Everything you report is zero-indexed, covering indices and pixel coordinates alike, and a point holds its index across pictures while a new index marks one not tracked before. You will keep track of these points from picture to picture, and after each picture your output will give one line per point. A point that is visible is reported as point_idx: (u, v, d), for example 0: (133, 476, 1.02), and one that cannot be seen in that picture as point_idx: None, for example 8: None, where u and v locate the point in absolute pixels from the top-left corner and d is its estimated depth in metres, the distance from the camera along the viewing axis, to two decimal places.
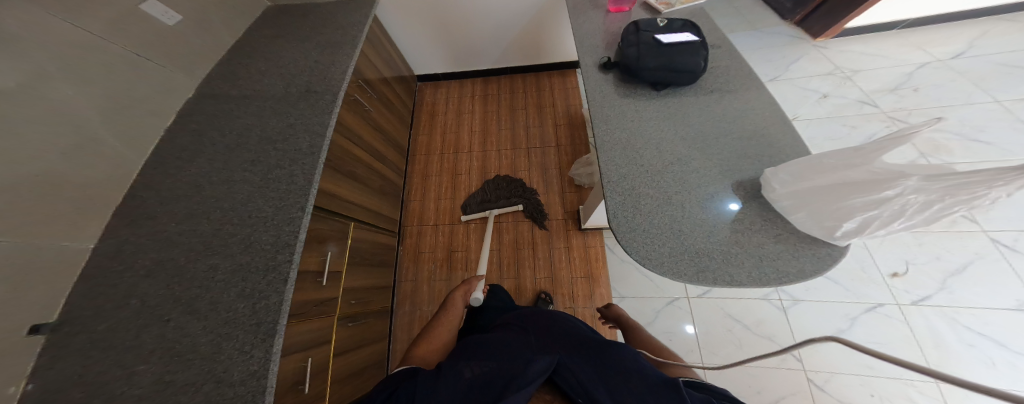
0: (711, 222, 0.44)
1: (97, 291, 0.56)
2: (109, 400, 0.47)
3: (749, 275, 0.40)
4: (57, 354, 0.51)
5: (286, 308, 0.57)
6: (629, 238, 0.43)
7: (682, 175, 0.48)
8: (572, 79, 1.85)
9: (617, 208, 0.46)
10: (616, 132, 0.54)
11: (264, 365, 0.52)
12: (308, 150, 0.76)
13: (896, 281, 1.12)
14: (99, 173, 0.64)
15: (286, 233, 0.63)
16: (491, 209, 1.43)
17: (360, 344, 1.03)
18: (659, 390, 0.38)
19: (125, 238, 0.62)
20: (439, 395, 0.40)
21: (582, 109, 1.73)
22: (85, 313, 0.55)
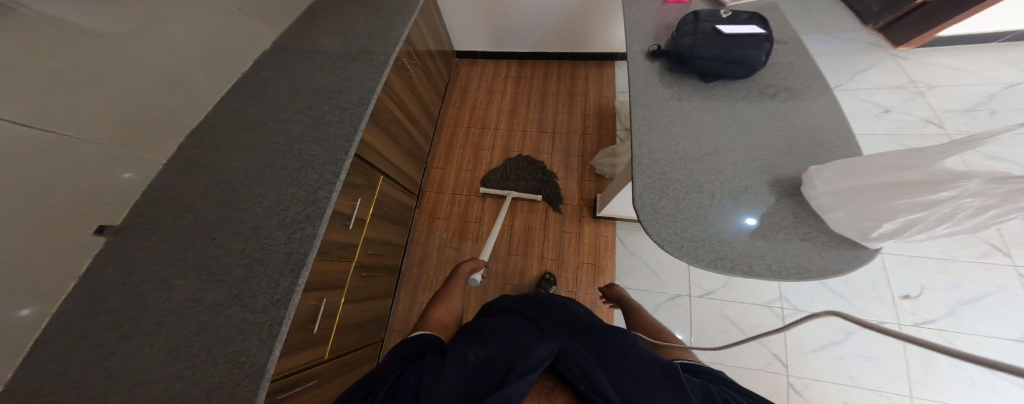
0: (738, 213, 0.44)
1: (158, 205, 0.64)
2: (149, 307, 0.55)
3: (769, 268, 0.40)
4: (111, 256, 0.59)
5: (318, 241, 0.61)
6: (652, 219, 0.45)
7: (715, 165, 0.48)
8: (610, 71, 1.81)
9: (644, 190, 0.47)
10: (656, 117, 0.54)
11: (288, 296, 0.57)
12: (357, 102, 0.79)
13: (906, 303, 1.10)
14: (183, 104, 0.72)
15: (329, 172, 0.68)
16: (510, 190, 1.44)
17: (368, 296, 1.09)
18: (655, 376, 0.42)
19: (192, 160, 0.70)
20: (445, 376, 0.42)
21: (615, 100, 1.69)
22: (143, 223, 0.62)
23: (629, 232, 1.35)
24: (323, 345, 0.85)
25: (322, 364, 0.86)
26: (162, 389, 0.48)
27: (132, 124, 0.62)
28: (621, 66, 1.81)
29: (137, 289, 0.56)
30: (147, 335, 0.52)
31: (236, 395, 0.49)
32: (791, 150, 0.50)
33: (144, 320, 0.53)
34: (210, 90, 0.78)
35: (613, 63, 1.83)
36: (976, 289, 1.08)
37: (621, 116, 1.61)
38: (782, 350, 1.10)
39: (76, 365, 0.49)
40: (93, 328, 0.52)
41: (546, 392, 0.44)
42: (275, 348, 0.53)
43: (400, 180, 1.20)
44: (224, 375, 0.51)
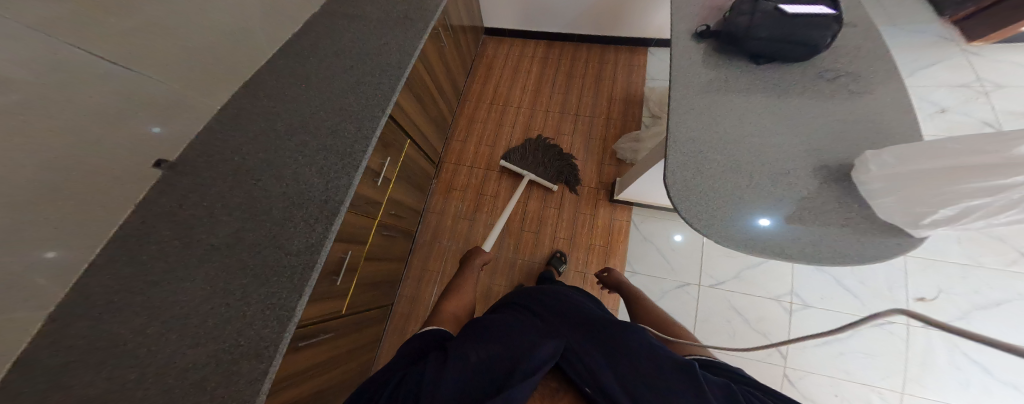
0: (778, 195, 0.44)
1: (210, 145, 0.69)
2: (197, 237, 0.61)
3: (801, 249, 0.41)
4: (163, 189, 0.64)
5: (353, 189, 0.68)
6: (683, 197, 0.45)
7: (758, 178, 0.45)
8: (641, 57, 1.74)
9: (678, 168, 0.47)
10: (695, 97, 0.53)
11: (322, 239, 0.64)
12: (396, 65, 0.84)
13: (919, 305, 1.16)
14: (241, 59, 0.77)
15: (366, 127, 0.74)
16: (527, 171, 1.41)
17: (385, 257, 1.15)
18: (668, 367, 0.43)
19: (242, 106, 0.75)
20: (446, 377, 0.43)
21: (643, 87, 1.64)
22: (193, 161, 0.67)
23: (644, 217, 1.39)
24: (342, 298, 0.91)
25: (339, 317, 0.92)
26: (195, 325, 0.54)
27: (200, 67, 0.69)
28: (654, 52, 1.74)
29: (187, 221, 0.62)
30: (192, 266, 0.59)
31: (262, 338, 0.56)
32: (841, 133, 0.49)
33: (191, 252, 0.60)
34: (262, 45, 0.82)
35: (645, 50, 1.76)
36: (995, 294, 1.15)
37: (649, 103, 1.57)
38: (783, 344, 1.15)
39: (133, 285, 0.56)
40: (143, 255, 0.58)
41: (550, 394, 0.46)
42: (304, 295, 0.60)
43: (424, 145, 1.24)
44: (249, 318, 0.57)
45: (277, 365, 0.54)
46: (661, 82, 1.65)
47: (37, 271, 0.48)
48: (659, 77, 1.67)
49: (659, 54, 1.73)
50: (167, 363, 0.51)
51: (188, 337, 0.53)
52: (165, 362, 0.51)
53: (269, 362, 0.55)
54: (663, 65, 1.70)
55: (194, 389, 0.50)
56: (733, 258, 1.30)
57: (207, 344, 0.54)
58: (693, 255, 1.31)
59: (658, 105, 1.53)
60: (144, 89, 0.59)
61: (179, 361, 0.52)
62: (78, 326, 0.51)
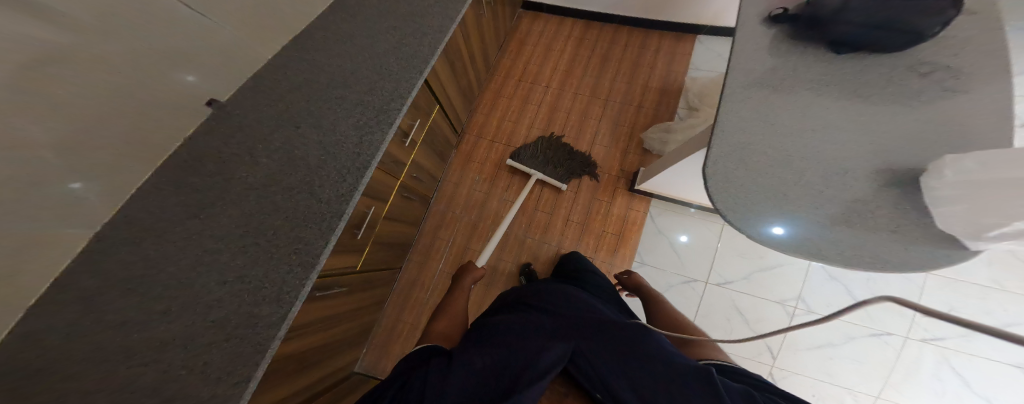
0: (828, 193, 0.39)
1: (260, 91, 0.77)
2: (239, 173, 0.67)
3: (838, 253, 0.38)
4: (214, 125, 0.72)
5: (385, 143, 0.75)
6: (720, 188, 0.42)
7: (808, 178, 0.40)
8: (687, 44, 1.62)
9: (721, 156, 0.43)
10: (755, 85, 0.46)
11: (351, 191, 0.69)
12: (436, 29, 0.94)
13: (923, 320, 1.20)
14: (297, 14, 0.84)
15: (403, 88, 0.82)
16: (535, 171, 1.38)
17: (401, 220, 1.19)
18: (682, 376, 0.44)
19: (291, 59, 0.81)
20: (453, 383, 0.45)
21: (684, 78, 1.55)
22: (244, 103, 0.75)
23: (662, 210, 1.37)
24: (358, 254, 0.96)
25: (354, 272, 0.97)
26: (227, 263, 0.60)
27: (257, 25, 0.75)
28: (702, 40, 1.62)
29: (231, 159, 0.68)
30: (229, 204, 0.64)
31: (285, 283, 0.61)
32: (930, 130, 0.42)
33: (230, 188, 0.66)
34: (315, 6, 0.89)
35: (693, 37, 1.64)
36: (1007, 317, 1.16)
37: (687, 95, 1.49)
38: (776, 345, 1.22)
39: (180, 214, 0.62)
40: (192, 185, 0.65)
41: (558, 398, 0.48)
42: (329, 243, 0.65)
43: (450, 112, 1.28)
44: (276, 263, 0.62)
45: (295, 313, 0.59)
46: (703, 74, 1.55)
47: (90, 188, 0.54)
48: (703, 67, 1.57)
49: (706, 43, 1.61)
50: (197, 297, 0.56)
51: (214, 275, 0.59)
52: (196, 296, 0.56)
53: (290, 308, 0.59)
54: (709, 55, 1.59)
55: (216, 327, 0.55)
56: (747, 260, 1.28)
57: (232, 284, 0.59)
58: (705, 253, 1.30)
59: (698, 97, 1.44)
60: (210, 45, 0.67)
61: (205, 297, 0.57)
62: (131, 244, 0.58)
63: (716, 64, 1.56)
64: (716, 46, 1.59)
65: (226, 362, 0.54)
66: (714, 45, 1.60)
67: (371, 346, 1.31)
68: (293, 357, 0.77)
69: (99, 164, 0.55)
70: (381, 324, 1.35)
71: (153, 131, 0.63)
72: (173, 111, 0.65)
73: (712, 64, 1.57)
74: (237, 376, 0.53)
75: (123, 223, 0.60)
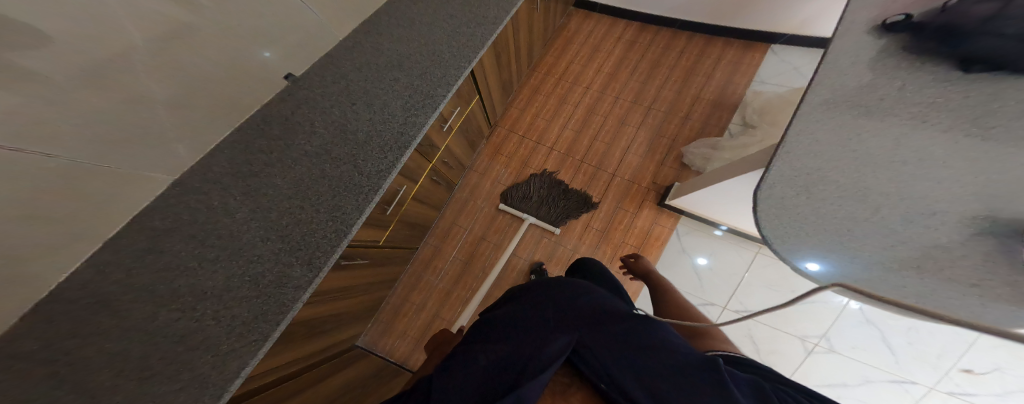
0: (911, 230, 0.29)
1: (327, 66, 0.81)
2: (293, 140, 0.71)
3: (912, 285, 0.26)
4: (284, 96, 0.75)
5: (426, 125, 0.78)
6: (774, 218, 0.34)
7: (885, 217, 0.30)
8: (757, 54, 1.55)
9: (783, 183, 0.35)
10: (842, 105, 0.37)
11: (388, 168, 0.73)
12: (492, 19, 0.96)
13: (960, 375, 1.10)
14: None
15: (451, 74, 0.84)
16: (527, 215, 1.40)
17: (426, 203, 1.22)
18: (690, 369, 0.41)
19: (357, 39, 0.86)
20: (456, 381, 0.44)
21: (744, 90, 1.48)
22: (314, 78, 0.78)
23: (690, 229, 1.32)
24: (383, 229, 0.99)
25: (377, 246, 1.01)
26: (272, 221, 0.64)
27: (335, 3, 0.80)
28: (777, 51, 1.54)
29: (293, 126, 0.72)
30: (283, 166, 0.68)
31: (318, 247, 0.65)
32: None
33: (288, 153, 0.70)
34: None
35: (767, 46, 1.56)
36: None
37: (745, 110, 1.41)
38: None
39: (240, 171, 0.66)
40: (253, 148, 0.69)
41: (560, 390, 0.44)
42: (361, 215, 0.69)
43: (486, 103, 1.29)
44: (314, 228, 0.66)
45: (321, 277, 0.63)
46: (770, 88, 1.48)
47: (180, 142, 0.59)
48: (771, 81, 1.49)
49: (781, 54, 1.53)
50: (243, 249, 0.61)
51: (257, 233, 0.63)
52: (242, 248, 0.61)
53: (316, 274, 0.63)
54: (782, 67, 1.51)
55: (250, 282, 0.60)
56: (776, 292, 1.19)
57: (273, 242, 0.63)
58: (729, 279, 1.25)
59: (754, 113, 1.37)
60: (293, 19, 0.71)
61: (250, 251, 0.61)
62: (197, 193, 0.62)
63: (790, 79, 1.47)
64: (791, 58, 1.51)
65: (252, 317, 0.58)
66: (791, 57, 1.51)
67: (376, 322, 1.36)
68: (306, 320, 0.81)
69: (194, 121, 0.60)
70: (389, 302, 1.39)
71: (240, 97, 0.67)
72: (261, 82, 0.70)
73: (783, 78, 1.48)
74: (257, 333, 0.57)
75: (194, 174, 0.64)
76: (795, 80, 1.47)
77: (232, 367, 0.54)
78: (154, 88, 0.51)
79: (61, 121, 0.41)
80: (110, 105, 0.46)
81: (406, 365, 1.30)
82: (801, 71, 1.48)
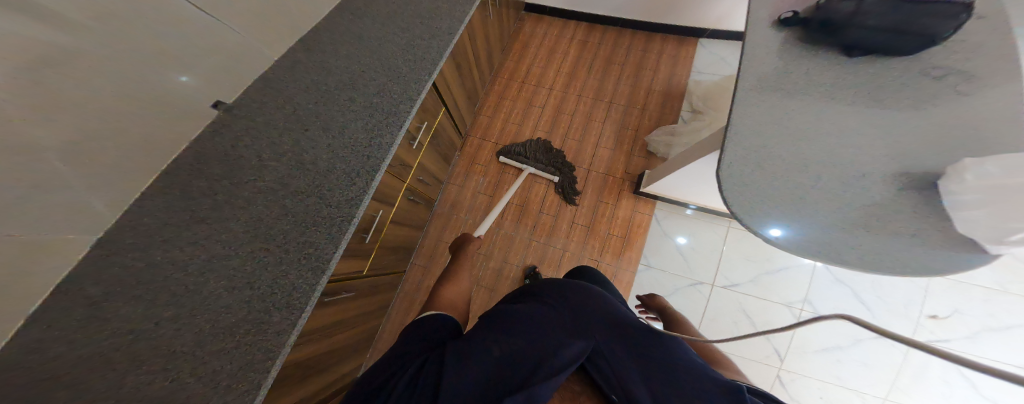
0: (852, 199, 0.37)
1: (269, 91, 0.77)
2: (248, 176, 0.68)
3: (857, 257, 0.36)
4: (221, 128, 0.71)
5: (394, 147, 0.78)
6: (738, 194, 0.39)
7: (832, 186, 0.38)
8: (690, 48, 1.65)
9: (736, 163, 0.40)
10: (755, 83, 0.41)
11: (359, 196, 0.72)
12: (446, 30, 0.97)
13: (930, 322, 1.18)
14: (305, 14, 0.85)
15: (411, 90, 0.85)
16: (527, 165, 1.46)
17: (406, 223, 1.19)
18: (708, 386, 0.42)
19: (299, 59, 0.83)
20: (469, 372, 0.42)
21: (687, 80, 1.57)
22: (250, 105, 0.75)
23: (667, 213, 1.37)
24: (365, 258, 0.96)
25: (361, 277, 0.98)
26: (236, 269, 0.61)
27: (270, 21, 0.76)
28: (704, 44, 1.65)
29: (239, 162, 0.69)
30: (239, 206, 0.65)
31: (297, 288, 0.64)
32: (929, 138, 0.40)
33: (240, 192, 0.67)
34: (323, 6, 0.91)
35: (695, 41, 1.66)
36: (1009, 320, 1.16)
37: (691, 97, 1.50)
38: (784, 347, 1.21)
39: (187, 218, 0.63)
40: (193, 191, 0.65)
41: (572, 396, 0.42)
42: (339, 248, 0.68)
43: (455, 114, 1.29)
44: (287, 268, 0.64)
45: (305, 318, 0.63)
46: (706, 77, 1.58)
47: (97, 193, 0.55)
48: (705, 70, 1.59)
49: (708, 47, 1.64)
50: (208, 301, 0.58)
51: (223, 280, 0.60)
52: (207, 300, 0.58)
53: (299, 315, 0.63)
54: (711, 58, 1.62)
55: (227, 334, 0.58)
56: (753, 263, 1.27)
57: (241, 290, 0.60)
58: (712, 257, 1.29)
59: (701, 100, 1.45)
60: (233, 51, 0.70)
61: (219, 300, 0.58)
62: (131, 250, 0.58)
63: (720, 68, 1.59)
64: (718, 50, 1.62)
65: (237, 368, 0.57)
66: (718, 49, 1.63)
67: (373, 352, 1.31)
68: (297, 366, 0.76)
69: (105, 168, 0.55)
70: (385, 329, 1.34)
71: (160, 134, 0.63)
72: (186, 113, 0.66)
73: (714, 68, 1.60)
74: (250, 384, 0.57)
75: (124, 231, 0.59)
76: (724, 69, 1.59)
77: None
78: (52, 134, 0.45)
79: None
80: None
81: None
82: (727, 61, 1.60)
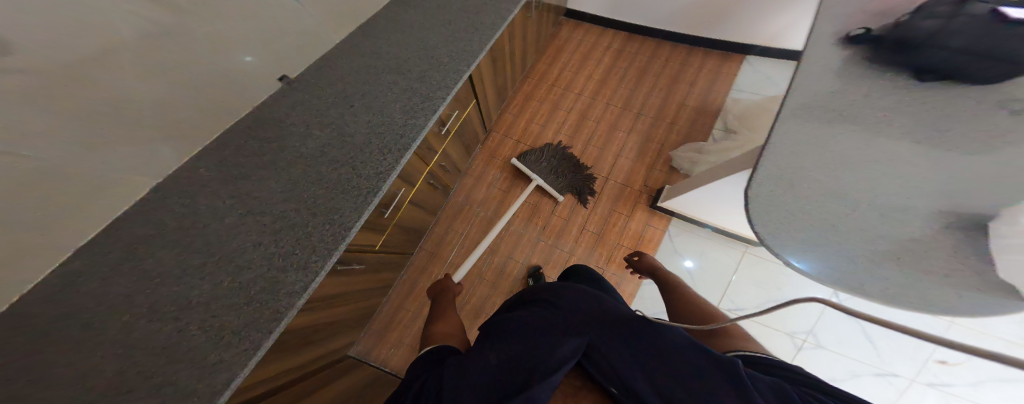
0: (881, 229, 0.34)
1: (324, 70, 0.86)
2: (291, 144, 0.73)
3: (881, 289, 0.33)
4: (279, 99, 0.79)
5: (427, 126, 0.80)
6: (762, 209, 0.38)
7: (860, 213, 0.35)
8: (733, 64, 1.63)
9: (767, 184, 0.39)
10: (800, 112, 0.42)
11: (389, 170, 0.73)
12: (489, 25, 0.98)
13: (936, 366, 1.14)
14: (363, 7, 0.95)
15: (449, 79, 0.86)
16: (537, 177, 1.43)
17: (422, 206, 1.22)
18: (708, 374, 0.39)
19: (354, 45, 0.91)
20: (468, 383, 0.44)
21: (725, 98, 1.55)
22: (309, 81, 0.83)
23: (681, 230, 1.35)
24: (380, 234, 0.99)
25: (373, 252, 1.01)
26: (266, 226, 0.64)
27: (334, 10, 0.87)
28: (751, 62, 1.62)
29: (288, 128, 0.74)
30: (279, 171, 0.69)
31: (315, 251, 0.64)
32: None
33: (284, 155, 0.71)
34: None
35: (741, 57, 1.64)
36: None
37: (726, 116, 1.48)
38: None
39: (231, 175, 0.68)
40: (246, 150, 0.71)
41: (572, 393, 0.44)
42: (362, 217, 0.68)
43: (484, 106, 1.31)
44: (311, 230, 0.66)
45: (318, 281, 0.62)
46: (747, 95, 1.55)
47: (166, 144, 0.62)
48: (747, 89, 1.56)
49: (756, 64, 1.61)
50: (234, 255, 0.61)
51: (251, 236, 0.63)
52: (235, 253, 0.61)
53: (313, 278, 0.62)
54: (756, 76, 1.59)
55: (243, 289, 0.59)
56: (763, 289, 1.24)
57: (267, 246, 0.63)
58: (720, 279, 1.27)
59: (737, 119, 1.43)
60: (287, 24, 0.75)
61: (247, 253, 0.61)
62: (183, 198, 0.64)
63: (764, 87, 1.55)
64: (765, 68, 1.59)
65: (242, 326, 0.56)
66: (765, 67, 1.60)
67: (369, 332, 1.33)
68: (300, 329, 0.79)
69: (172, 126, 0.61)
70: (383, 310, 1.37)
71: (219, 102, 0.68)
72: (241, 86, 0.71)
73: (757, 87, 1.56)
74: (248, 341, 0.55)
75: (184, 180, 0.65)
76: (767, 88, 1.55)
77: (221, 380, 0.51)
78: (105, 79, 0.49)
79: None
80: (47, 102, 0.43)
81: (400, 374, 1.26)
82: (774, 80, 1.56)
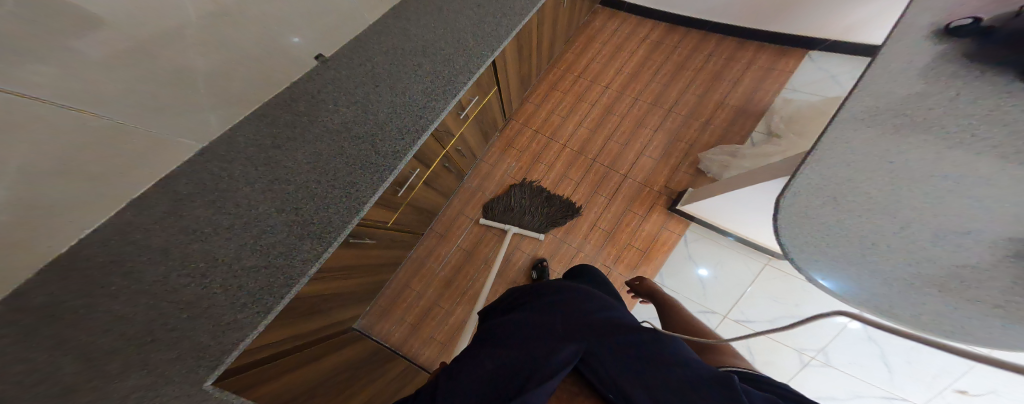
0: (961, 256, 0.19)
1: (355, 48, 0.86)
2: (316, 117, 0.74)
3: (908, 314, 0.23)
4: (314, 73, 0.80)
5: (448, 108, 0.79)
6: (802, 214, 0.24)
7: (938, 228, 0.19)
8: (793, 60, 1.52)
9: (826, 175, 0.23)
10: None
11: (405, 149, 0.74)
12: (519, 10, 0.95)
13: (953, 395, 1.08)
14: None
15: (473, 63, 0.85)
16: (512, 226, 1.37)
17: (436, 189, 1.23)
18: (702, 386, 0.40)
19: (384, 25, 0.90)
20: (464, 390, 0.43)
21: (774, 97, 1.45)
22: (341, 59, 0.83)
23: (698, 237, 1.31)
24: (392, 213, 1.00)
25: (384, 228, 1.02)
26: (288, 196, 0.66)
27: None
28: (814, 58, 1.51)
29: (321, 102, 0.76)
30: (304, 143, 0.71)
31: (330, 223, 0.66)
32: None
33: (312, 127, 0.72)
34: None
35: (804, 52, 1.52)
36: None
37: (772, 118, 1.38)
38: None
39: (263, 142, 0.69)
40: (282, 120, 0.72)
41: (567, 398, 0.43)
42: (376, 193, 0.69)
43: (506, 92, 1.28)
44: (329, 202, 0.67)
45: (332, 250, 0.64)
46: (802, 96, 1.44)
47: (212, 113, 0.65)
48: (804, 89, 1.45)
49: (819, 60, 1.49)
50: (258, 219, 0.63)
51: (271, 203, 0.64)
52: (257, 218, 0.63)
53: (326, 248, 0.64)
54: (817, 74, 1.47)
55: (261, 252, 0.61)
56: (779, 305, 1.19)
57: (288, 213, 0.64)
58: (732, 290, 1.24)
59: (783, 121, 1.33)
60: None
61: (269, 219, 0.63)
62: (219, 162, 0.66)
63: (823, 88, 1.43)
64: (829, 66, 1.47)
65: (258, 288, 0.59)
66: (830, 65, 1.47)
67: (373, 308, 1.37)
68: (310, 297, 0.82)
69: (211, 98, 0.63)
70: (387, 290, 1.39)
71: (258, 80, 0.70)
72: (278, 63, 0.73)
73: (818, 86, 1.45)
74: (260, 304, 0.58)
75: (221, 145, 0.67)
76: (829, 88, 1.43)
77: (233, 338, 0.55)
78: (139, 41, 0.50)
79: (26, 82, 0.41)
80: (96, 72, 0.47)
81: (400, 350, 1.30)
82: (838, 80, 1.44)
